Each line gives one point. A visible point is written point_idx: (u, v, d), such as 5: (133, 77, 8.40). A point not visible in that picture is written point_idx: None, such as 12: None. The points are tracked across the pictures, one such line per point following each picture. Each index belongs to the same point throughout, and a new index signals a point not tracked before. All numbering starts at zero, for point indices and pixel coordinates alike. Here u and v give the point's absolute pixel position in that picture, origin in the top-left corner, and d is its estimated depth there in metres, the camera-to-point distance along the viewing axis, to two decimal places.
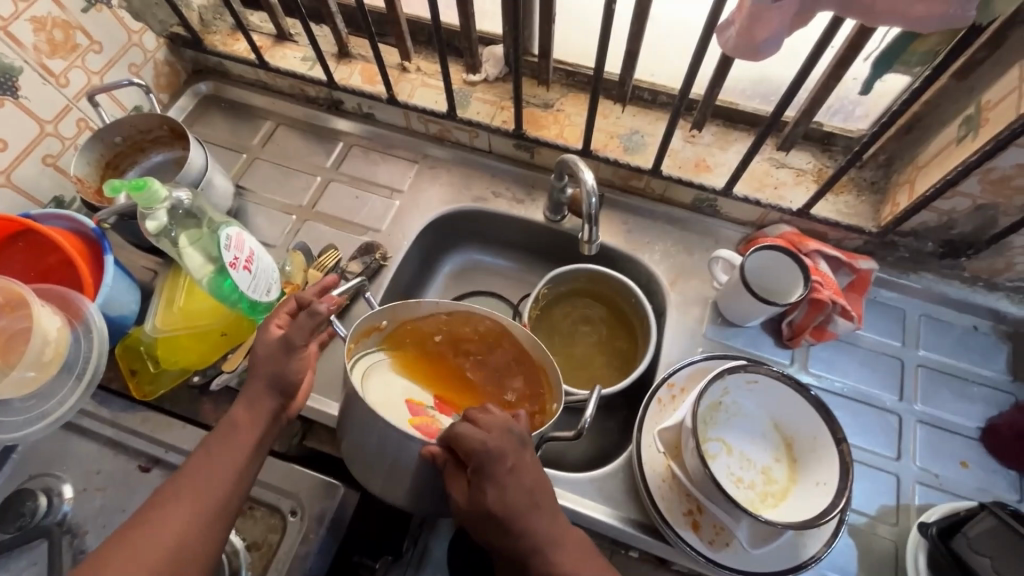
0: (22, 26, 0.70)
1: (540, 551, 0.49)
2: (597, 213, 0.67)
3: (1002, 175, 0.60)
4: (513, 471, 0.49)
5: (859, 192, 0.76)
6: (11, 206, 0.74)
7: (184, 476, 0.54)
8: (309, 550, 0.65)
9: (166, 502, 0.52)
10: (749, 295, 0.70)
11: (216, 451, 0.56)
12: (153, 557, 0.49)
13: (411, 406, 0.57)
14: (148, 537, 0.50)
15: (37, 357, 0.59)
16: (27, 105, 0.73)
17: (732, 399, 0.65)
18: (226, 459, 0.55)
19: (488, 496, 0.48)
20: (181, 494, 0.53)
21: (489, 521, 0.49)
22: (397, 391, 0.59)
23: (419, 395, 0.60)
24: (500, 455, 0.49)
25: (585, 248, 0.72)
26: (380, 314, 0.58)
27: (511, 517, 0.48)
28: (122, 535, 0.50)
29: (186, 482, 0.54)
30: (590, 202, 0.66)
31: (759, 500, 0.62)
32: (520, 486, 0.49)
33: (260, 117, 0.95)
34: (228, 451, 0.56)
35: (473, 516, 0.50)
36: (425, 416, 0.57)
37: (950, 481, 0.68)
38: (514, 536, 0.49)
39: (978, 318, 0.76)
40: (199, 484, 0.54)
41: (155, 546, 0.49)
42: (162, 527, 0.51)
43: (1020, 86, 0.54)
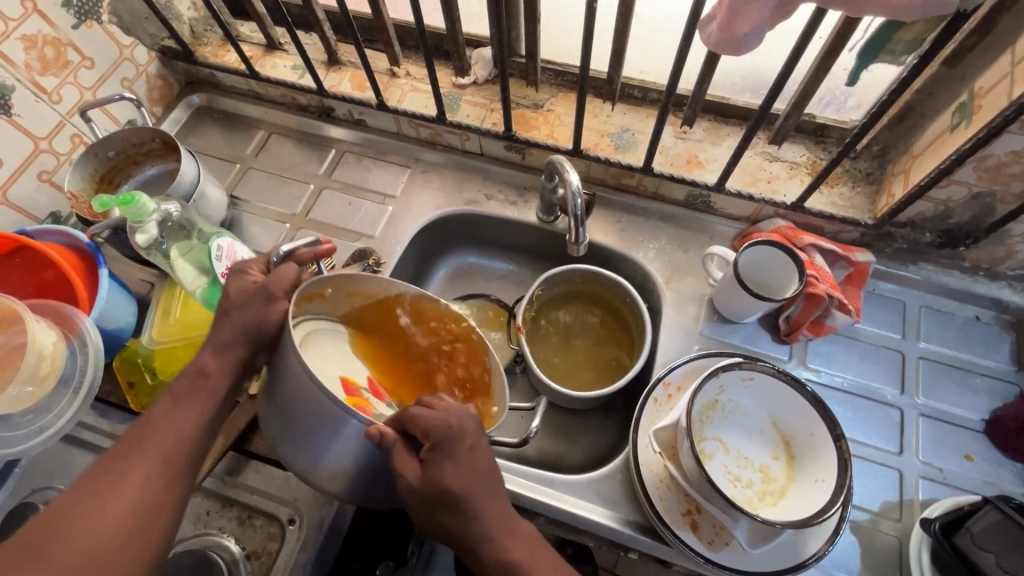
0: (13, 45, 0.71)
1: (488, 533, 0.49)
2: (584, 214, 0.67)
3: (997, 162, 0.59)
4: (470, 453, 0.50)
5: (854, 183, 0.75)
6: (9, 223, 0.75)
7: (132, 433, 0.51)
8: (307, 559, 0.65)
9: (117, 459, 0.49)
10: (744, 292, 0.69)
11: (168, 403, 0.53)
12: (120, 508, 0.46)
13: (346, 386, 0.55)
14: (107, 496, 0.46)
15: (32, 372, 0.59)
16: (20, 122, 0.73)
17: (728, 396, 0.65)
18: (190, 405, 0.53)
19: (444, 472, 0.49)
20: (134, 450, 0.50)
21: (442, 500, 0.48)
22: (333, 367, 0.56)
23: (353, 374, 0.58)
24: (460, 435, 0.50)
25: (572, 249, 0.71)
26: (330, 281, 0.56)
27: (466, 494, 0.49)
28: (73, 498, 0.46)
29: (138, 436, 0.51)
30: (576, 203, 0.66)
31: (757, 499, 0.61)
32: (477, 468, 0.50)
33: (253, 127, 0.95)
34: (178, 402, 0.53)
35: (422, 496, 0.49)
36: (361, 399, 0.55)
37: (954, 475, 0.66)
38: (466, 516, 0.49)
39: (981, 308, 0.75)
40: (161, 434, 0.51)
41: (117, 504, 0.46)
42: (127, 476, 0.48)
43: (1013, 71, 0.53)
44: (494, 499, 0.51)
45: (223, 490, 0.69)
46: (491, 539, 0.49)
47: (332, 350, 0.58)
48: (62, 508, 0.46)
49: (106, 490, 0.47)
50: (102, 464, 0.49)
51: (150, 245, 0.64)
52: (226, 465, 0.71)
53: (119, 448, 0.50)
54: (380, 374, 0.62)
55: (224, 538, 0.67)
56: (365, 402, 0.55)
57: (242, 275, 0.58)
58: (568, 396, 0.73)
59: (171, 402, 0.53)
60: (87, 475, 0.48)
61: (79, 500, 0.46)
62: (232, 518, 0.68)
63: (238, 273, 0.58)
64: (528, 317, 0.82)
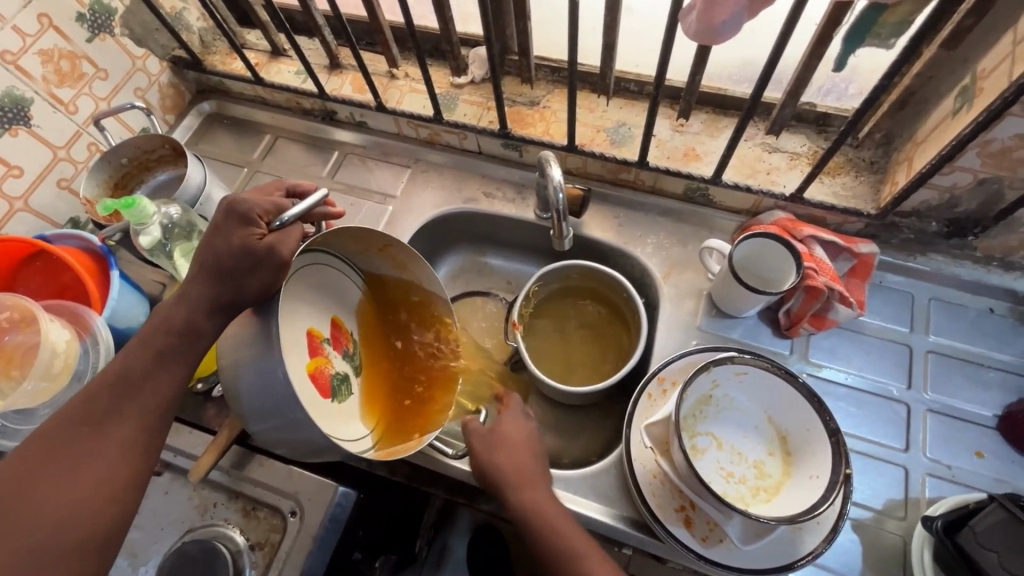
0: (30, 59, 0.74)
1: (525, 482, 0.60)
2: (566, 209, 0.67)
3: (1001, 148, 0.56)
4: (522, 424, 0.66)
5: (857, 172, 0.73)
6: (31, 229, 0.79)
7: (106, 382, 0.52)
8: (309, 548, 0.67)
9: (92, 409, 0.50)
10: (740, 287, 0.68)
11: (151, 361, 0.53)
12: (92, 475, 0.48)
13: (311, 342, 0.64)
14: (84, 448, 0.49)
15: (47, 369, 0.62)
16: (39, 133, 0.77)
17: (723, 392, 0.63)
18: (165, 371, 0.54)
19: (504, 425, 0.65)
20: (110, 400, 0.51)
21: (502, 445, 0.63)
22: (305, 321, 0.64)
23: (318, 325, 0.66)
24: (523, 411, 0.68)
25: (557, 244, 0.73)
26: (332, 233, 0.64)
27: (517, 447, 0.63)
28: (49, 446, 0.48)
29: (113, 387, 0.51)
30: (557, 198, 0.66)
31: (750, 495, 0.60)
32: (525, 434, 0.65)
33: (261, 132, 0.99)
34: (151, 351, 0.54)
35: (483, 444, 0.63)
36: (321, 355, 0.64)
37: (964, 473, 0.64)
38: (517, 461, 0.62)
39: (995, 299, 0.72)
40: (134, 401, 0.52)
41: (96, 456, 0.49)
42: (100, 442, 0.49)
43: (1013, 53, 0.52)
44: (534, 456, 0.63)
45: (228, 483, 0.72)
46: (530, 483, 0.60)
47: (311, 296, 0.66)
48: (37, 456, 0.47)
49: (83, 442, 0.49)
50: (75, 412, 0.50)
51: (154, 247, 0.67)
52: (231, 458, 0.73)
53: (92, 398, 0.51)
54: (347, 324, 0.72)
55: (229, 529, 0.69)
56: (323, 359, 0.64)
57: (247, 229, 0.56)
58: (558, 389, 0.73)
59: (145, 351, 0.53)
60: (59, 423, 0.49)
61: (54, 451, 0.48)
62: (237, 510, 0.71)
63: (241, 224, 0.56)
64: (526, 313, 0.83)
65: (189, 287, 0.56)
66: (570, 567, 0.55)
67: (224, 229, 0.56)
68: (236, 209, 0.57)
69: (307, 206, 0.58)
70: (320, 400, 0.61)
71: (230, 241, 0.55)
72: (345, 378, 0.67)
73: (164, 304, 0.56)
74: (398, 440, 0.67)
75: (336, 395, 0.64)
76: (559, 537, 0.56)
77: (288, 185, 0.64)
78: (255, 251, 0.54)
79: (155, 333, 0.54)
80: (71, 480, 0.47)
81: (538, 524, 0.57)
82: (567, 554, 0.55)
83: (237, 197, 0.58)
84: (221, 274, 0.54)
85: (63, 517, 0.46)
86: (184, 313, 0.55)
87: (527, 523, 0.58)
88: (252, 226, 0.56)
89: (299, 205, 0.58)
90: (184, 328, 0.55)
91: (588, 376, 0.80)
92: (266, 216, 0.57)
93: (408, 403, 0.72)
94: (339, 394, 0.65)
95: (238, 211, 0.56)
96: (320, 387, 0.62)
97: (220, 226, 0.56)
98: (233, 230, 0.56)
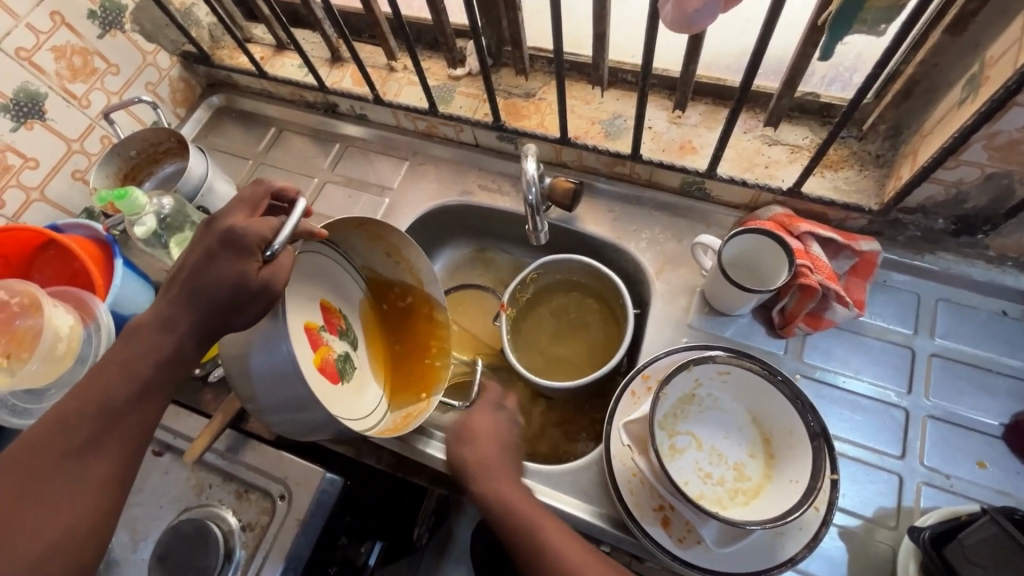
0: (44, 56, 0.78)
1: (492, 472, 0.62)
2: (540, 203, 0.68)
3: (1008, 140, 0.53)
4: (494, 423, 0.67)
5: (861, 166, 0.70)
6: (48, 218, 0.84)
7: (87, 406, 0.48)
8: (295, 530, 0.68)
9: (72, 439, 0.47)
10: (729, 283, 0.66)
11: (137, 385, 0.50)
12: (73, 508, 0.46)
13: (311, 335, 0.68)
14: (67, 477, 0.46)
15: (49, 351, 0.65)
16: (54, 126, 0.81)
17: (706, 391, 0.62)
18: (150, 398, 0.51)
19: (473, 418, 0.67)
20: (94, 428, 0.48)
21: (469, 436, 0.65)
22: (301, 317, 0.67)
23: (312, 317, 0.70)
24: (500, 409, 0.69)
25: (534, 238, 0.73)
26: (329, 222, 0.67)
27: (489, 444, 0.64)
28: (25, 478, 0.45)
29: (95, 413, 0.48)
30: (530, 192, 0.67)
31: (727, 497, 0.58)
32: (498, 430, 0.67)
33: (266, 124, 1.01)
34: (135, 374, 0.50)
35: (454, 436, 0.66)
36: (322, 345, 0.69)
37: (963, 483, 0.61)
38: (483, 452, 0.63)
39: (1008, 301, 0.68)
40: (118, 428, 0.49)
41: (78, 489, 0.46)
42: (81, 472, 0.47)
43: (1021, 37, 0.48)
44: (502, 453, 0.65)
45: (223, 464, 0.75)
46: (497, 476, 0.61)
47: (296, 281, 0.69)
48: (13, 490, 0.44)
49: (65, 472, 0.46)
50: (52, 441, 0.46)
51: (149, 237, 0.69)
52: (225, 442, 0.76)
53: (71, 424, 0.47)
54: (334, 303, 0.75)
55: (222, 509, 0.71)
56: (325, 348, 0.70)
57: (241, 261, 0.52)
58: (535, 385, 0.74)
59: (130, 375, 0.50)
60: (35, 453, 0.46)
61: (31, 484, 0.45)
62: (231, 492, 0.74)
63: (238, 254, 0.52)
64: (523, 297, 0.84)
65: (173, 305, 0.52)
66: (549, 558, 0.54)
67: (220, 258, 0.52)
68: (235, 240, 0.52)
69: (292, 225, 0.54)
70: (332, 386, 0.68)
71: (225, 275, 0.51)
72: (346, 359, 0.73)
73: (147, 320, 0.52)
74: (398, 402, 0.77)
75: (344, 377, 0.71)
76: (528, 524, 0.57)
77: (267, 191, 0.59)
78: (249, 287, 0.52)
79: (138, 354, 0.51)
80: (54, 512, 0.45)
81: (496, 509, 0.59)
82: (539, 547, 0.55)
83: (237, 221, 0.54)
84: (211, 309, 0.52)
85: (45, 553, 0.44)
86: (170, 335, 0.52)
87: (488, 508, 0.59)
88: (248, 259, 0.52)
89: (283, 228, 0.53)
90: (170, 350, 0.52)
91: (572, 357, 0.81)
92: (264, 242, 0.53)
93: (410, 363, 0.81)
94: (346, 374, 0.72)
95: (236, 242, 0.52)
96: (329, 377, 0.68)
97: (215, 254, 0.52)
98: (228, 261, 0.52)
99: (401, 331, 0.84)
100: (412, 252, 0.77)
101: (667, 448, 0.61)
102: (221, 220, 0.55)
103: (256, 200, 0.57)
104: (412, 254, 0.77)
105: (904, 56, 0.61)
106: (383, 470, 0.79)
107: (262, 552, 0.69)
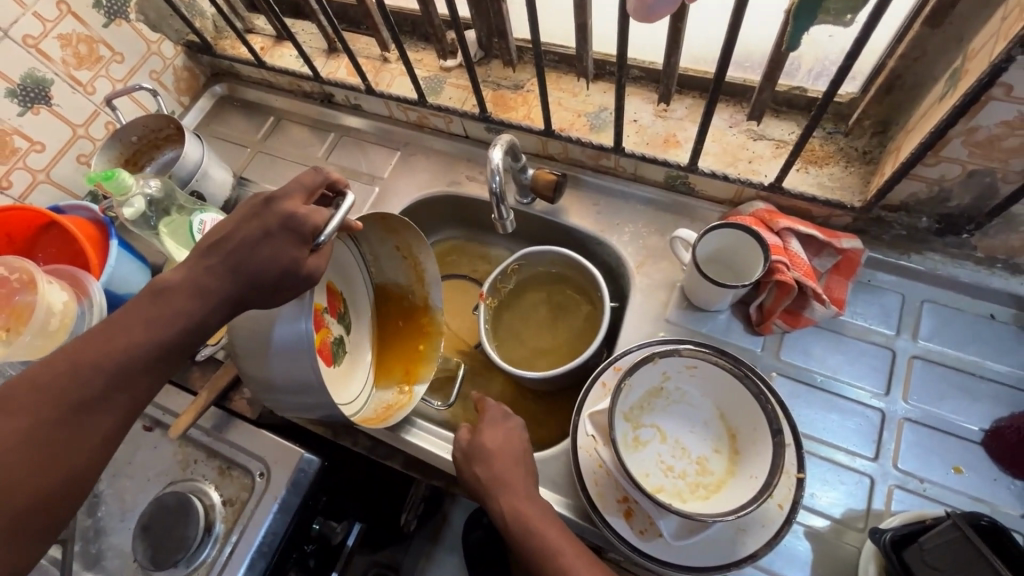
0: (50, 43, 0.81)
1: (501, 482, 0.59)
2: (503, 190, 0.65)
3: (987, 136, 0.51)
4: (501, 428, 0.64)
5: (848, 162, 0.68)
6: (53, 200, 0.87)
7: (100, 360, 0.46)
8: (271, 506, 0.70)
9: (81, 393, 0.45)
10: (704, 280, 0.66)
11: (156, 348, 0.49)
12: (61, 463, 0.44)
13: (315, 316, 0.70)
14: (68, 431, 0.44)
15: (43, 326, 0.68)
16: (59, 112, 0.84)
17: (674, 385, 0.62)
18: (164, 363, 0.50)
19: (484, 434, 0.63)
20: (106, 386, 0.46)
21: (481, 455, 0.61)
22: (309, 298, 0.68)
23: (318, 297, 0.71)
24: (506, 415, 0.66)
25: (500, 227, 0.69)
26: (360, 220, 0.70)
27: (500, 455, 0.61)
28: (23, 426, 0.43)
29: (108, 369, 0.47)
30: (493, 180, 0.65)
31: (688, 491, 0.59)
32: (506, 438, 0.63)
33: (266, 113, 1.03)
34: (157, 336, 0.49)
35: (465, 454, 0.63)
36: (324, 327, 0.71)
37: (937, 488, 0.60)
38: (497, 471, 0.60)
39: (997, 305, 0.66)
40: (124, 389, 0.47)
41: (76, 445, 0.44)
42: (82, 427, 0.45)
43: (999, 29, 0.47)
44: (516, 462, 0.61)
45: (207, 441, 0.77)
46: (502, 485, 0.59)
47: None
48: (12, 435, 0.42)
49: (67, 426, 0.44)
50: (62, 390, 0.45)
51: (137, 218, 0.72)
52: (210, 420, 0.78)
53: (84, 377, 0.46)
54: (338, 288, 0.77)
55: (205, 484, 0.74)
56: (325, 330, 0.71)
57: (296, 249, 0.54)
58: (514, 376, 0.74)
59: (152, 336, 0.49)
60: (37, 401, 0.44)
61: (28, 433, 0.43)
62: (214, 468, 0.76)
63: (294, 240, 0.54)
64: (505, 289, 0.84)
65: (211, 274, 0.52)
66: (548, 563, 0.52)
67: (275, 239, 0.53)
68: (294, 225, 0.54)
69: (342, 216, 0.55)
70: (326, 369, 0.70)
71: (279, 256, 0.53)
72: (341, 342, 0.75)
73: (180, 284, 0.52)
74: (383, 393, 0.79)
75: (337, 361, 0.73)
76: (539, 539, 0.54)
77: (325, 181, 0.59)
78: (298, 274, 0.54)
79: (165, 318, 0.50)
80: (46, 466, 0.43)
81: (516, 530, 0.55)
82: (542, 552, 0.53)
83: (298, 206, 0.55)
84: (253, 286, 0.53)
85: (29, 506, 0.42)
86: (200, 304, 0.51)
87: (506, 528, 0.56)
88: (301, 246, 0.54)
89: (332, 219, 0.55)
90: (196, 320, 0.51)
91: (552, 348, 0.82)
92: (315, 230, 0.55)
93: (396, 353, 0.83)
94: (338, 358, 0.74)
95: (294, 227, 0.54)
96: (325, 359, 0.70)
97: (272, 235, 0.53)
98: (283, 242, 0.54)
99: (397, 319, 0.85)
100: (423, 252, 0.79)
101: (631, 440, 0.62)
102: (281, 200, 0.55)
103: (314, 188, 0.58)
104: (421, 253, 0.79)
105: (888, 50, 0.59)
106: (360, 452, 0.81)
107: (241, 527, 0.70)
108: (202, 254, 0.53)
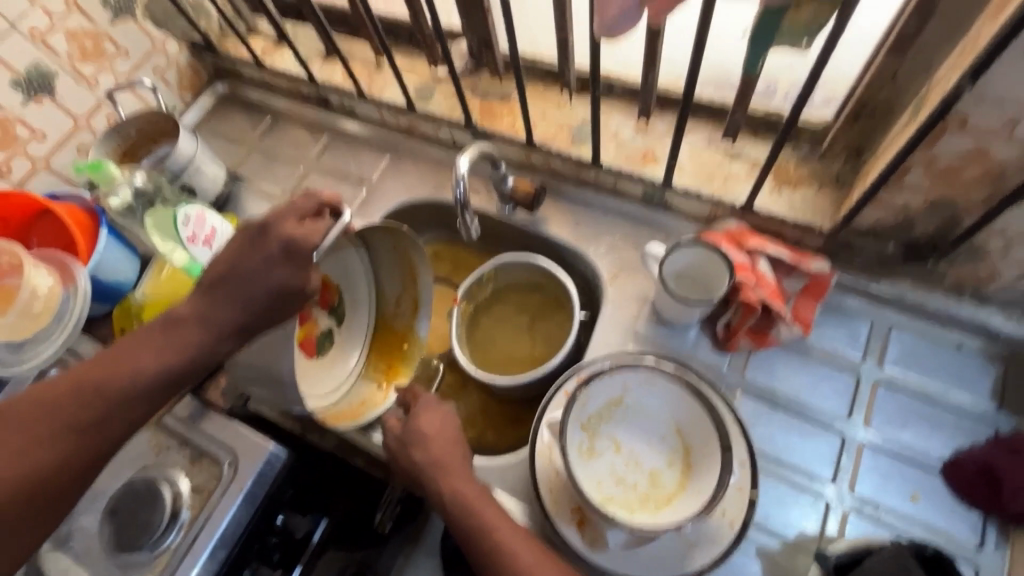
0: (58, 37, 0.84)
1: (448, 469, 0.60)
2: (466, 197, 0.66)
3: (946, 165, 0.53)
4: (441, 417, 0.65)
5: (820, 185, 0.68)
6: (52, 186, 0.90)
7: (102, 383, 0.50)
8: (236, 497, 0.70)
9: (82, 415, 0.49)
10: (668, 295, 0.67)
11: (155, 376, 0.52)
12: (49, 479, 0.47)
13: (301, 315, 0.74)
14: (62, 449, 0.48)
15: (26, 307, 0.71)
16: (62, 103, 0.87)
17: (633, 398, 0.63)
18: (159, 391, 0.53)
19: (423, 420, 0.64)
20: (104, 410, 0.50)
21: (420, 441, 0.62)
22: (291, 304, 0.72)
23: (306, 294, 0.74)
24: (438, 401, 0.67)
25: (467, 233, 0.71)
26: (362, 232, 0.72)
27: (437, 441, 0.62)
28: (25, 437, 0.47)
29: (110, 391, 0.50)
30: (457, 188, 0.66)
31: (638, 503, 0.59)
32: (444, 424, 0.64)
33: (264, 113, 1.06)
34: (158, 365, 0.52)
35: (400, 442, 0.63)
36: (309, 321, 0.76)
37: (892, 515, 0.60)
38: (434, 454, 0.61)
39: (966, 335, 0.66)
40: (120, 414, 0.50)
41: (65, 463, 0.48)
42: (74, 448, 0.48)
43: (955, 62, 0.48)
44: (458, 451, 0.62)
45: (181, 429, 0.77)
46: (454, 477, 0.59)
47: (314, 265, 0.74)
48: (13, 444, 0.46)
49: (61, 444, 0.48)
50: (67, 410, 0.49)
51: (123, 209, 0.77)
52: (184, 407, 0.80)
53: (87, 400, 0.49)
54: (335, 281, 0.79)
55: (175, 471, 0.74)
56: (311, 324, 0.76)
57: (289, 272, 0.56)
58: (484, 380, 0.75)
59: (153, 364, 0.52)
60: (41, 416, 0.48)
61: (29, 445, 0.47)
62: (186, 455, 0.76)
63: (294, 267, 0.56)
64: (481, 293, 0.86)
65: (217, 305, 0.55)
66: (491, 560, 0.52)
67: (279, 265, 0.56)
68: (295, 251, 0.56)
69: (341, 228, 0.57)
70: (308, 360, 0.75)
71: (277, 283, 0.55)
72: (327, 334, 0.79)
73: (189, 315, 0.55)
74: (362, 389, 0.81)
75: (319, 352, 0.78)
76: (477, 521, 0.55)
77: (317, 205, 0.60)
78: (290, 293, 0.56)
79: (170, 348, 0.53)
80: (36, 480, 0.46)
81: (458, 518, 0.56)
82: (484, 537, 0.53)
83: (293, 229, 0.57)
84: (254, 312, 0.55)
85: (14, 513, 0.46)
86: (202, 334, 0.54)
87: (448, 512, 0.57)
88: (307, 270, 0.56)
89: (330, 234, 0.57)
90: (198, 352, 0.54)
91: (528, 356, 0.82)
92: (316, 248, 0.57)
93: (378, 353, 0.84)
94: (322, 349, 0.79)
95: (293, 249, 0.56)
96: (308, 352, 0.75)
97: (274, 260, 0.56)
98: (284, 269, 0.56)
99: (387, 320, 0.86)
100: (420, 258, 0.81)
101: (585, 449, 0.62)
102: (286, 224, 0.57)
103: (309, 210, 0.59)
104: (420, 261, 0.81)
105: (858, 78, 0.60)
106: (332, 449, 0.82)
107: (206, 513, 0.70)
108: (210, 286, 0.56)
